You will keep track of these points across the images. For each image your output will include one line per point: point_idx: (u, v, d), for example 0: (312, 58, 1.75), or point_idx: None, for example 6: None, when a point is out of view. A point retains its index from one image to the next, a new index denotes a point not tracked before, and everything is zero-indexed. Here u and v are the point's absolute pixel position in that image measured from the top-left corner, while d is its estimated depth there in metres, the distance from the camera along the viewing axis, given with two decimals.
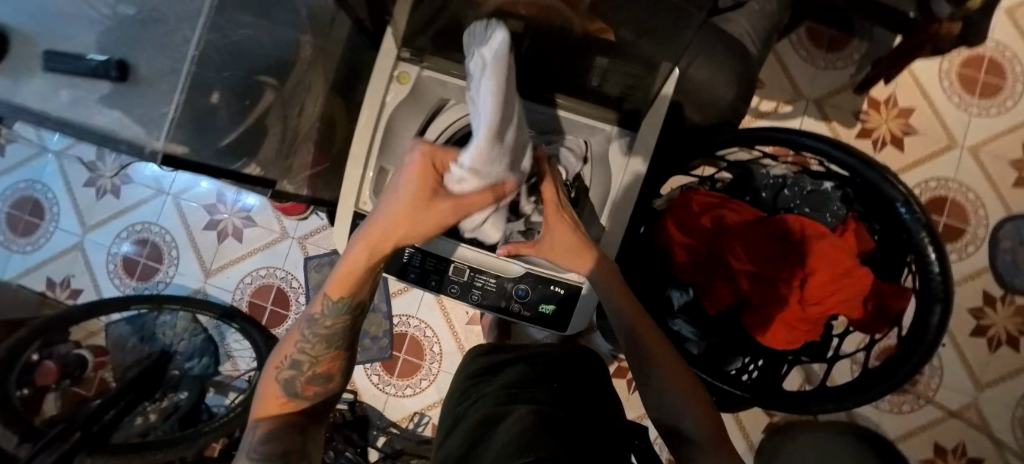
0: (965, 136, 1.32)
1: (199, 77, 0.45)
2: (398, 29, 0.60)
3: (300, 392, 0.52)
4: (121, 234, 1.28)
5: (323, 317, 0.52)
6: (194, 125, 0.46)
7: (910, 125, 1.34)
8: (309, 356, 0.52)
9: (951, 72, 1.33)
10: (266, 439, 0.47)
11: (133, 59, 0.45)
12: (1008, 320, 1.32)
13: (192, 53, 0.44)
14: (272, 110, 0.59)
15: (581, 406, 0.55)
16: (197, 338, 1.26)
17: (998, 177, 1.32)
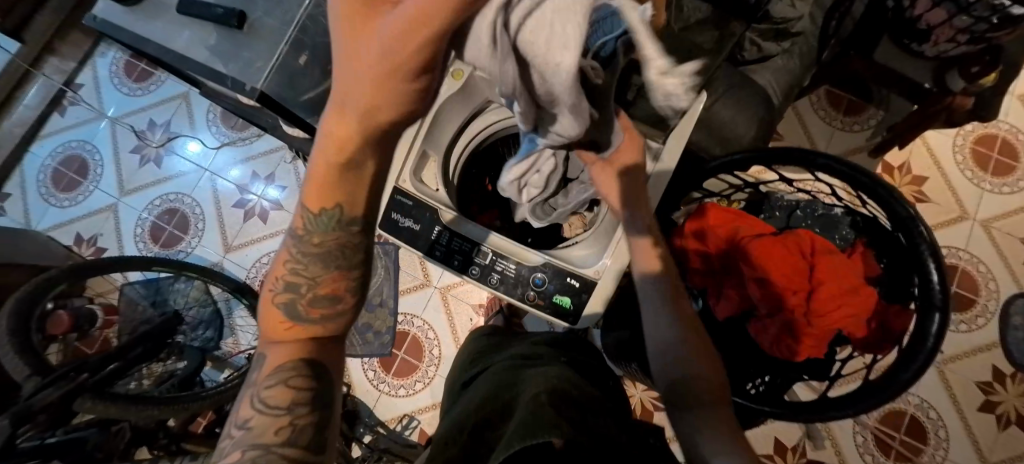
0: (977, 209, 1.36)
1: (298, 43, 0.66)
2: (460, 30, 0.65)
3: (304, 314, 0.43)
4: (154, 201, 1.36)
5: (311, 233, 0.43)
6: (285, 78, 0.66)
7: (922, 192, 1.38)
8: (306, 276, 0.44)
9: (964, 147, 1.39)
10: (268, 376, 0.40)
11: (252, 22, 0.66)
12: (1019, 399, 1.27)
13: (293, 30, 0.66)
14: None
15: (593, 400, 0.57)
16: (206, 310, 1.29)
17: (1010, 252, 1.33)
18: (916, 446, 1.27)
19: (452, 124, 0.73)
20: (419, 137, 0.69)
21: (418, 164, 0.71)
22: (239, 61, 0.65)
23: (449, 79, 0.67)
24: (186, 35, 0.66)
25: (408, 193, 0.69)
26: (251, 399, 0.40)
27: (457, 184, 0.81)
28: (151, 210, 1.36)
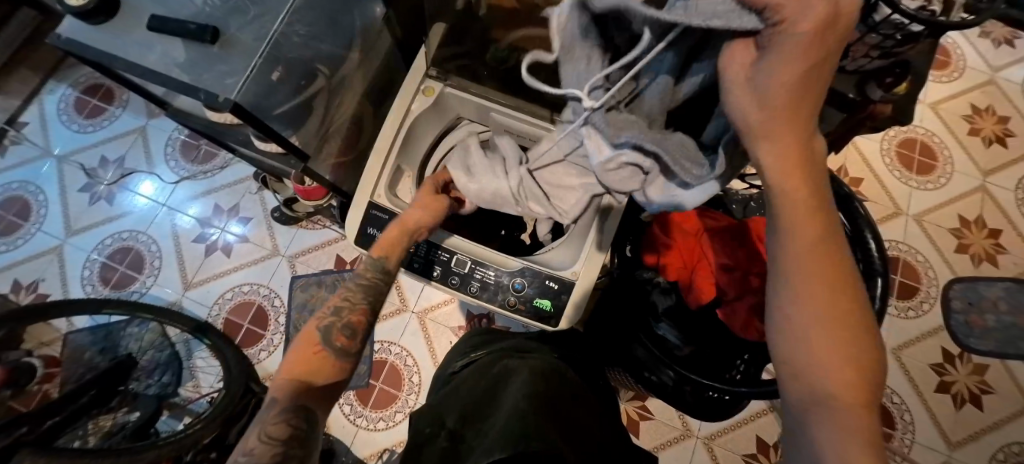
0: (909, 205, 1.49)
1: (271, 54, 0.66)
2: (430, 49, 0.72)
3: (331, 340, 0.55)
4: (105, 241, 1.34)
5: (363, 271, 0.62)
6: (259, 89, 0.65)
7: (861, 192, 1.51)
8: (347, 304, 0.59)
9: (890, 150, 1.53)
10: (280, 403, 0.48)
11: (222, 31, 0.66)
12: (969, 377, 1.36)
13: (270, 37, 0.65)
14: (319, 96, 0.78)
15: (573, 394, 0.63)
16: (163, 353, 1.23)
17: (942, 243, 1.46)
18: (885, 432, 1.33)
19: (425, 139, 0.76)
20: (394, 151, 0.71)
21: (393, 177, 0.72)
22: (206, 71, 0.64)
23: (422, 96, 0.73)
24: (156, 51, 0.64)
25: (383, 206, 0.69)
26: (260, 431, 0.45)
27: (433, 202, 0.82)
28: (100, 250, 1.33)
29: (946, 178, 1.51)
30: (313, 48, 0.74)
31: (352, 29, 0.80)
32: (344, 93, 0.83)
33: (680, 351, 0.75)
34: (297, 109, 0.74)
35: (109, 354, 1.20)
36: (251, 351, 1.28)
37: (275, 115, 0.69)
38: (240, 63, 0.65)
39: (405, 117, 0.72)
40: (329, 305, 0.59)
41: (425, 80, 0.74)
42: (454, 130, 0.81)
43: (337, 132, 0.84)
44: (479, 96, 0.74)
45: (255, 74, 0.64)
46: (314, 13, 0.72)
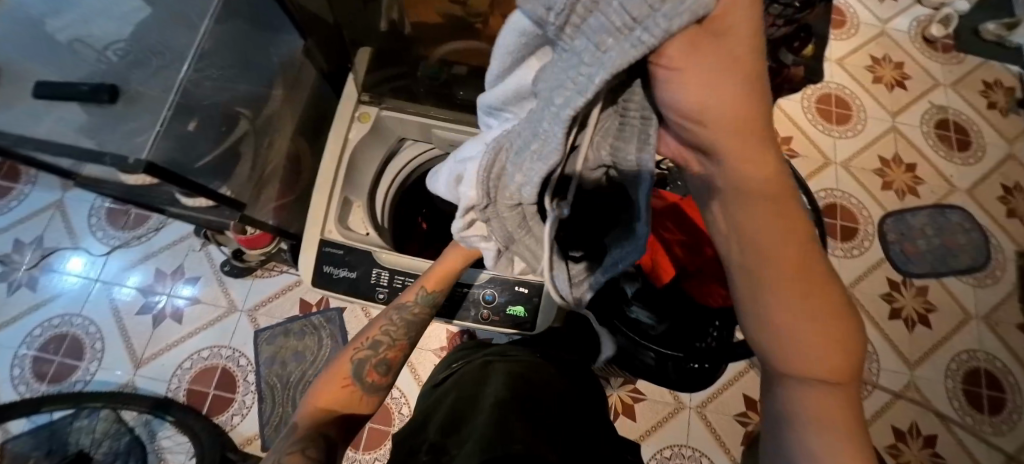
0: (836, 154, 1.61)
1: (182, 104, 0.60)
2: (358, 76, 0.70)
3: (364, 375, 0.58)
4: (36, 330, 1.23)
5: (412, 304, 0.62)
6: (179, 141, 0.60)
7: (793, 150, 1.61)
8: (389, 338, 0.60)
9: (811, 107, 1.65)
10: (300, 436, 0.50)
11: (125, 87, 0.63)
12: (915, 300, 1.50)
13: (178, 84, 0.60)
14: (246, 138, 0.73)
15: (553, 392, 0.64)
16: (121, 440, 1.16)
17: (870, 184, 1.59)
18: None
19: (371, 167, 0.74)
20: (338, 183, 0.67)
21: (342, 210, 0.69)
22: (105, 131, 0.59)
23: (358, 123, 0.70)
24: (53, 120, 0.61)
25: (336, 242, 0.66)
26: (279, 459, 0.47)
27: (388, 229, 0.80)
28: (31, 342, 1.22)
29: (863, 125, 1.64)
30: (230, 91, 0.70)
31: (270, 61, 0.76)
32: (273, 133, 0.79)
33: (653, 331, 0.75)
34: (223, 157, 0.69)
35: (57, 453, 1.13)
36: (222, 417, 1.20)
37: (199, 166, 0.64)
38: (150, 117, 0.59)
39: (343, 147, 0.69)
40: (369, 333, 0.60)
41: (360, 106, 0.71)
42: (399, 152, 0.80)
43: (273, 175, 0.79)
44: (419, 115, 0.73)
45: (168, 124, 0.58)
46: (229, 53, 0.68)
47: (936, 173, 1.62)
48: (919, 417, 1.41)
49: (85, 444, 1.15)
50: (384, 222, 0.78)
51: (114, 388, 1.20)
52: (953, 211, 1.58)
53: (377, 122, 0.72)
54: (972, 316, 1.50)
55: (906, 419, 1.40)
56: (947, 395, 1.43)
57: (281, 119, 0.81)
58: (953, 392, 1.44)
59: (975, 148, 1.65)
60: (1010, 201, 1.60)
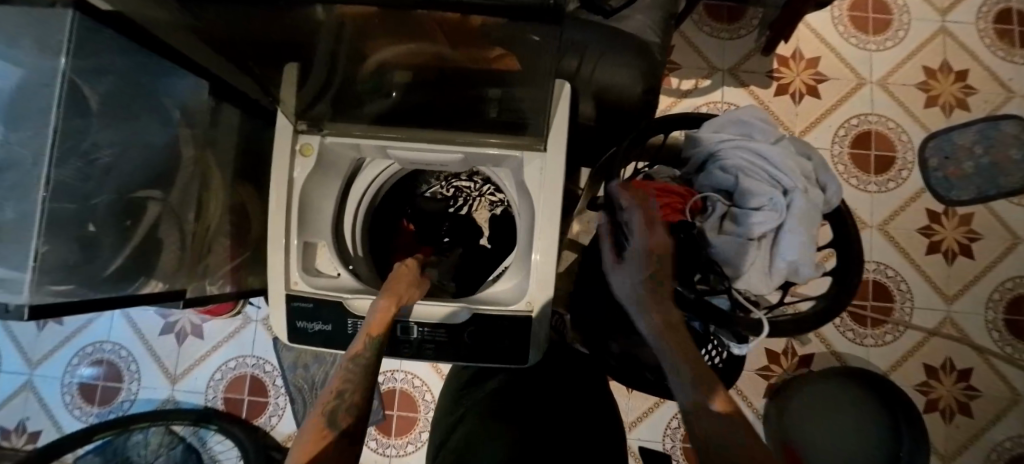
0: (872, 72, 1.50)
1: (58, 212, 0.46)
2: (286, 105, 0.60)
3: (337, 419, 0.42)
4: (74, 360, 1.32)
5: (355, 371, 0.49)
6: (81, 252, 0.49)
7: (820, 73, 1.49)
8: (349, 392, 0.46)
9: (842, 17, 1.52)
10: None
11: None
12: (954, 230, 1.44)
13: (42, 194, 0.44)
14: (162, 221, 0.60)
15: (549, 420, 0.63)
16: (175, 450, 1.29)
17: (907, 101, 1.49)
18: (886, 307, 1.42)
19: (329, 202, 0.67)
20: (292, 230, 0.61)
21: (302, 255, 0.63)
22: None
23: (301, 158, 0.62)
24: None
25: (305, 295, 0.61)
26: None
27: (366, 256, 0.75)
28: (75, 369, 1.31)
29: (903, 31, 1.52)
30: (140, 162, 0.57)
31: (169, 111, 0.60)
32: (206, 191, 0.68)
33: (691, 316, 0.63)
34: (143, 248, 0.58)
35: None
36: (261, 420, 1.30)
37: (107, 276, 0.53)
38: (19, 224, 0.45)
39: (290, 190, 0.61)
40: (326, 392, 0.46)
41: (299, 138, 0.62)
42: (357, 173, 0.71)
43: (216, 239, 0.71)
44: (368, 138, 0.65)
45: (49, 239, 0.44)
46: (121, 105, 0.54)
47: (993, 81, 1.49)
48: (953, 352, 1.40)
49: (145, 458, 1.28)
50: (359, 251, 0.73)
51: (158, 404, 1.30)
52: (1007, 121, 1.47)
53: (323, 153, 0.63)
54: (1019, 239, 1.44)
55: (941, 355, 1.40)
56: (983, 325, 1.41)
57: (208, 172, 0.68)
58: (989, 323, 1.41)
59: None
60: None
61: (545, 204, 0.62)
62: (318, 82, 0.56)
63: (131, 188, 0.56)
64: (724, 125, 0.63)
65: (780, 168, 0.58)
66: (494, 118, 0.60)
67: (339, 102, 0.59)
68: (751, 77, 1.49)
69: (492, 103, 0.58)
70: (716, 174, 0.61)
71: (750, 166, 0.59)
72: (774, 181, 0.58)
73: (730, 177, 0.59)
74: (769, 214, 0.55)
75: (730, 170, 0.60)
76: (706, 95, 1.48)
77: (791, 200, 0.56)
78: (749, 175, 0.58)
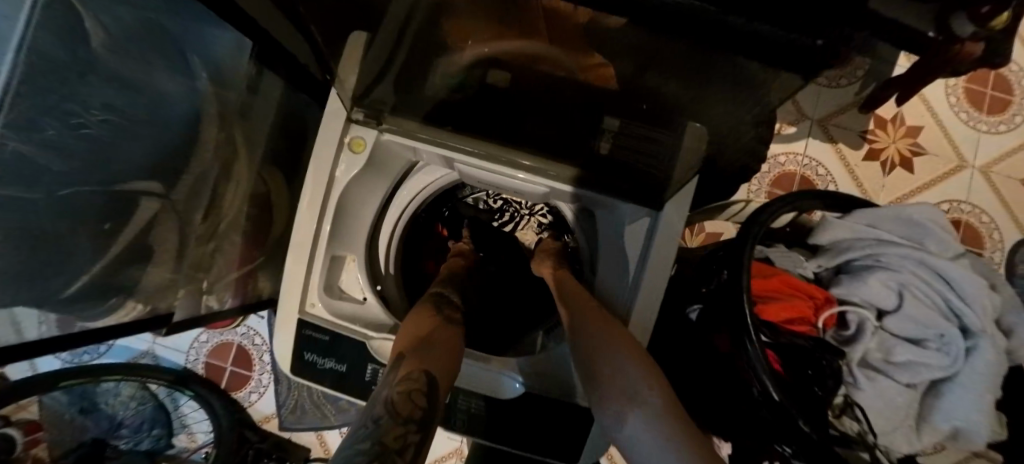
0: (976, 155, 1.23)
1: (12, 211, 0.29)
2: (344, 88, 0.46)
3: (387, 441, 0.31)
4: None
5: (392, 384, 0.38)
6: (32, 267, 0.32)
7: (918, 144, 1.24)
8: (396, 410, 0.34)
9: (958, 86, 1.24)
10: None
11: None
12: None
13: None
14: (165, 223, 0.43)
15: None
16: (146, 408, 1.13)
17: (1012, 198, 1.22)
18: None
19: (370, 208, 0.54)
20: (321, 242, 0.49)
21: (327, 272, 0.50)
22: None
23: (349, 154, 0.48)
24: None
25: (321, 324, 0.49)
26: None
27: (397, 274, 0.62)
28: None
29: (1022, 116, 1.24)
30: (147, 141, 0.40)
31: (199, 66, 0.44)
32: (225, 181, 0.49)
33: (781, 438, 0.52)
34: (123, 259, 0.40)
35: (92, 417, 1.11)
36: (240, 394, 1.14)
37: (64, 298, 0.36)
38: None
39: (328, 192, 0.48)
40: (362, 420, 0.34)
41: (350, 129, 0.48)
42: (407, 177, 0.57)
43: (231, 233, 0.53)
44: (434, 142, 0.50)
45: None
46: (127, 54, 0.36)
47: None
48: None
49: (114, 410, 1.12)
50: (392, 269, 0.60)
51: (133, 355, 1.14)
52: None
53: (377, 150, 0.50)
54: None
55: None
56: None
57: (232, 158, 0.50)
58: None
59: None
60: None
61: (650, 282, 0.46)
62: (382, 57, 0.42)
63: (124, 174, 0.37)
64: (885, 218, 0.50)
65: (966, 299, 0.45)
66: (605, 152, 0.46)
67: (404, 86, 0.45)
68: (843, 134, 1.24)
69: (607, 133, 0.45)
70: (878, 286, 0.46)
71: (923, 287, 0.46)
72: (950, 313, 0.45)
73: (895, 295, 0.46)
74: (937, 360, 0.44)
75: (895, 285, 0.46)
76: (786, 145, 1.23)
77: (974, 346, 0.44)
78: (919, 299, 0.46)
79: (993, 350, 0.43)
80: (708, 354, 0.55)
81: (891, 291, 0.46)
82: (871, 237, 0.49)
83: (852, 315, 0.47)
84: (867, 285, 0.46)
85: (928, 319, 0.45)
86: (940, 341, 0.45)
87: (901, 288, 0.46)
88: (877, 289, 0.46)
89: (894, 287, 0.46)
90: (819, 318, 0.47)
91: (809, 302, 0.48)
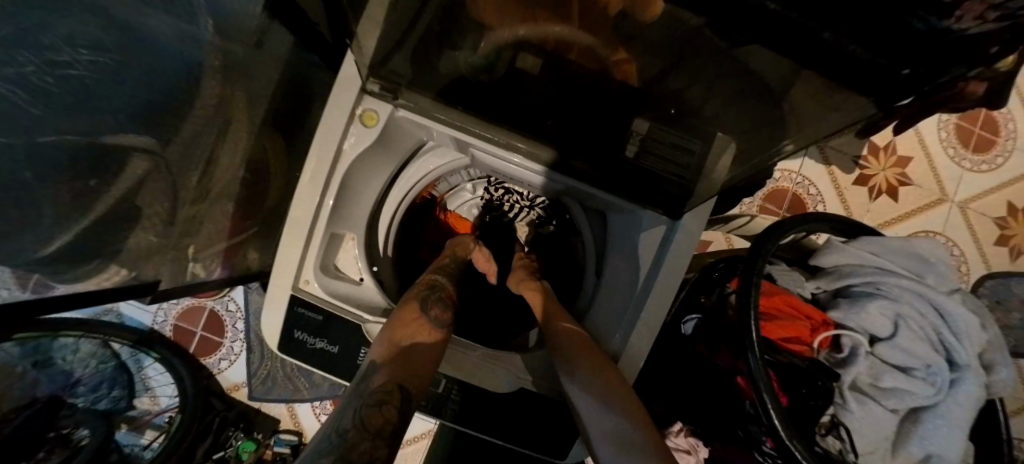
0: (956, 190, 1.26)
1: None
2: (361, 55, 0.43)
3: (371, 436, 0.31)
4: None
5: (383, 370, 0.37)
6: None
7: (906, 174, 1.26)
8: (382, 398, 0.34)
9: (949, 122, 1.26)
10: None
11: None
12: None
13: None
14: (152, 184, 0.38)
15: None
16: (106, 368, 1.05)
17: (984, 234, 1.26)
18: None
19: (374, 185, 0.52)
20: (322, 217, 0.46)
21: (325, 249, 0.48)
22: None
23: (359, 128, 0.45)
24: None
25: (313, 302, 0.47)
26: None
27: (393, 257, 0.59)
28: None
29: (1004, 157, 1.26)
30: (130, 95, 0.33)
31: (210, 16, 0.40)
32: (216, 142, 0.45)
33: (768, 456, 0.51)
34: (108, 221, 0.35)
35: (45, 373, 1.00)
36: (209, 360, 1.09)
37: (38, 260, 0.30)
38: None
39: (334, 166, 0.45)
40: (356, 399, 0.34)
41: (363, 101, 0.45)
42: (415, 157, 0.55)
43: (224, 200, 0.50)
44: (451, 126, 0.48)
45: None
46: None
47: None
48: None
49: (69, 366, 1.02)
50: (388, 250, 0.57)
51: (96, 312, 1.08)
52: None
53: (389, 127, 0.47)
54: None
55: None
56: None
57: (233, 115, 0.46)
58: None
59: None
60: None
61: (659, 293, 0.45)
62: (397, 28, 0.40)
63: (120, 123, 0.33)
64: (892, 249, 0.50)
65: (956, 335, 0.46)
66: (633, 157, 0.45)
67: (419, 60, 0.43)
68: (838, 158, 1.26)
69: (635, 137, 0.44)
70: (877, 312, 0.47)
71: (919, 319, 0.47)
72: (940, 346, 0.46)
73: (893, 324, 0.46)
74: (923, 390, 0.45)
75: (894, 315, 0.46)
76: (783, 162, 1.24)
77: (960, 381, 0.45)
78: (915, 330, 0.46)
79: (975, 384, 0.44)
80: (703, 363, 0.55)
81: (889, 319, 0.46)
82: (876, 266, 0.49)
83: (847, 338, 0.47)
84: (867, 309, 0.46)
85: (919, 350, 0.46)
86: (927, 373, 0.46)
87: (900, 318, 0.46)
88: (876, 315, 0.46)
89: (893, 316, 0.47)
90: (814, 338, 0.47)
91: (806, 322, 0.48)
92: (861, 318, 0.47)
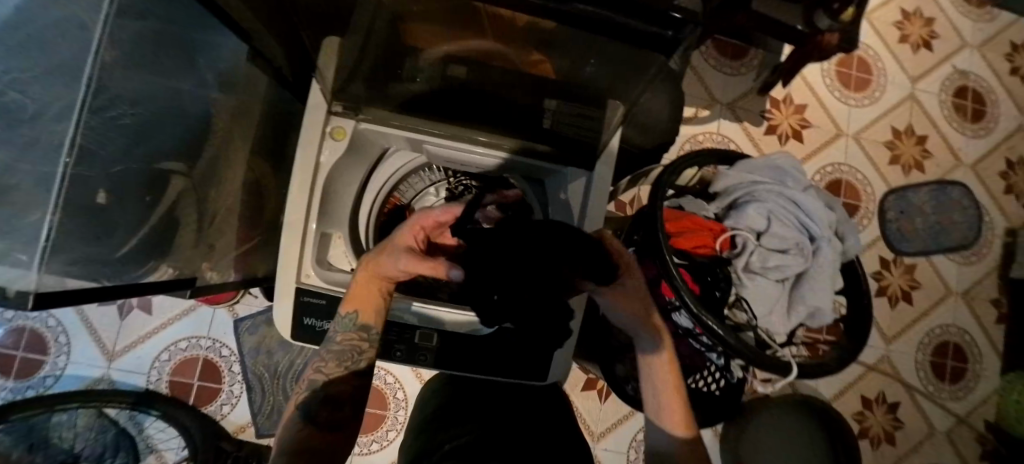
0: (849, 125, 1.47)
1: (78, 176, 0.33)
2: (325, 83, 0.54)
3: (314, 417, 0.45)
4: None
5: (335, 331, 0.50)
6: (88, 233, 0.36)
7: (805, 119, 1.46)
8: (324, 374, 0.48)
9: (830, 70, 1.48)
10: None
11: None
12: (901, 278, 1.42)
13: (69, 142, 0.31)
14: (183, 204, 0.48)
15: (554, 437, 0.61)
16: (106, 435, 1.07)
17: (878, 158, 1.47)
18: None
19: (349, 190, 0.62)
20: (311, 219, 0.56)
21: (318, 246, 0.58)
22: None
23: (331, 141, 0.56)
24: None
25: (317, 290, 0.56)
26: None
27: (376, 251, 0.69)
28: None
29: (880, 92, 1.49)
30: (155, 141, 0.43)
31: None
32: (213, 172, 0.55)
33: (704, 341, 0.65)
34: (159, 228, 0.46)
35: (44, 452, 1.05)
36: (211, 408, 1.11)
37: (115, 259, 0.40)
38: (29, 189, 0.32)
39: (316, 175, 0.55)
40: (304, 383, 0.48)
41: (331, 120, 0.56)
42: (380, 164, 0.66)
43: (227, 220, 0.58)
44: (407, 130, 0.58)
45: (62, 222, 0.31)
46: (155, 55, 0.41)
47: (946, 146, 1.49)
48: (888, 387, 1.37)
49: (69, 441, 1.06)
50: (372, 246, 0.67)
51: (89, 382, 1.07)
52: (953, 186, 1.47)
53: (355, 138, 0.57)
54: (951, 291, 1.43)
55: (876, 388, 1.36)
56: (915, 364, 1.38)
57: (232, 147, 0.57)
58: (924, 363, 1.39)
59: (987, 118, 1.51)
60: (1010, 176, 1.49)
61: (590, 228, 0.59)
62: (356, 52, 0.52)
63: (157, 155, 0.44)
64: (758, 166, 0.67)
65: (814, 218, 0.62)
66: (547, 128, 0.58)
67: (373, 79, 0.54)
68: (748, 115, 1.44)
69: (546, 112, 0.57)
70: (755, 213, 0.61)
71: (785, 212, 0.62)
72: (805, 229, 0.62)
73: (769, 219, 0.61)
74: (797, 261, 0.60)
75: (767, 211, 0.62)
76: (703, 126, 1.42)
77: (819, 251, 0.61)
78: (784, 220, 0.62)
79: (828, 251, 0.60)
80: (642, 284, 0.69)
81: (764, 215, 0.61)
82: (751, 181, 0.65)
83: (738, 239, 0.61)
84: (748, 213, 0.61)
85: (789, 233, 0.61)
86: (799, 249, 0.61)
87: (773, 214, 0.62)
88: (753, 213, 0.61)
89: (766, 212, 0.62)
90: (717, 242, 0.61)
91: (710, 233, 0.62)
92: (744, 218, 0.61)
